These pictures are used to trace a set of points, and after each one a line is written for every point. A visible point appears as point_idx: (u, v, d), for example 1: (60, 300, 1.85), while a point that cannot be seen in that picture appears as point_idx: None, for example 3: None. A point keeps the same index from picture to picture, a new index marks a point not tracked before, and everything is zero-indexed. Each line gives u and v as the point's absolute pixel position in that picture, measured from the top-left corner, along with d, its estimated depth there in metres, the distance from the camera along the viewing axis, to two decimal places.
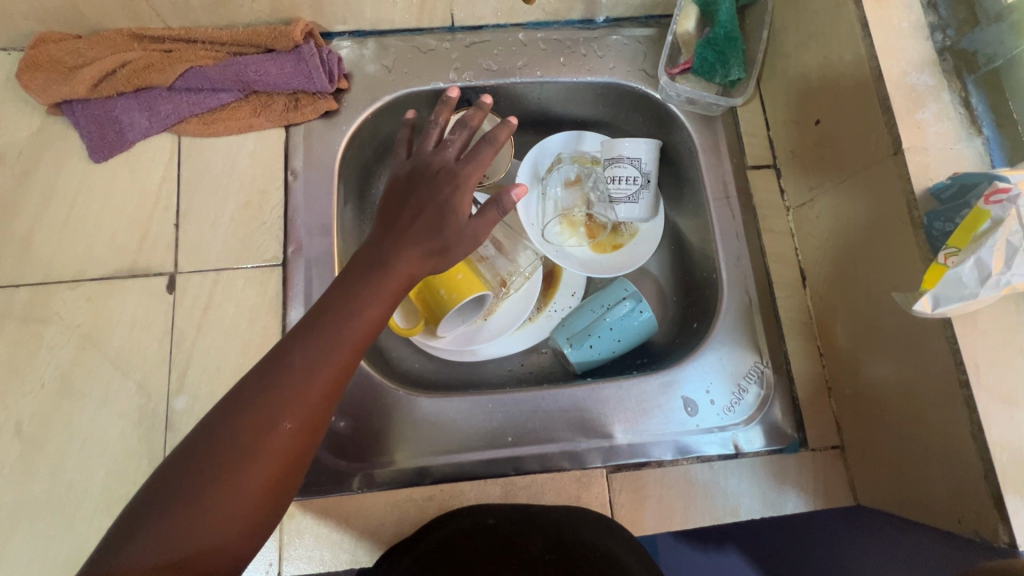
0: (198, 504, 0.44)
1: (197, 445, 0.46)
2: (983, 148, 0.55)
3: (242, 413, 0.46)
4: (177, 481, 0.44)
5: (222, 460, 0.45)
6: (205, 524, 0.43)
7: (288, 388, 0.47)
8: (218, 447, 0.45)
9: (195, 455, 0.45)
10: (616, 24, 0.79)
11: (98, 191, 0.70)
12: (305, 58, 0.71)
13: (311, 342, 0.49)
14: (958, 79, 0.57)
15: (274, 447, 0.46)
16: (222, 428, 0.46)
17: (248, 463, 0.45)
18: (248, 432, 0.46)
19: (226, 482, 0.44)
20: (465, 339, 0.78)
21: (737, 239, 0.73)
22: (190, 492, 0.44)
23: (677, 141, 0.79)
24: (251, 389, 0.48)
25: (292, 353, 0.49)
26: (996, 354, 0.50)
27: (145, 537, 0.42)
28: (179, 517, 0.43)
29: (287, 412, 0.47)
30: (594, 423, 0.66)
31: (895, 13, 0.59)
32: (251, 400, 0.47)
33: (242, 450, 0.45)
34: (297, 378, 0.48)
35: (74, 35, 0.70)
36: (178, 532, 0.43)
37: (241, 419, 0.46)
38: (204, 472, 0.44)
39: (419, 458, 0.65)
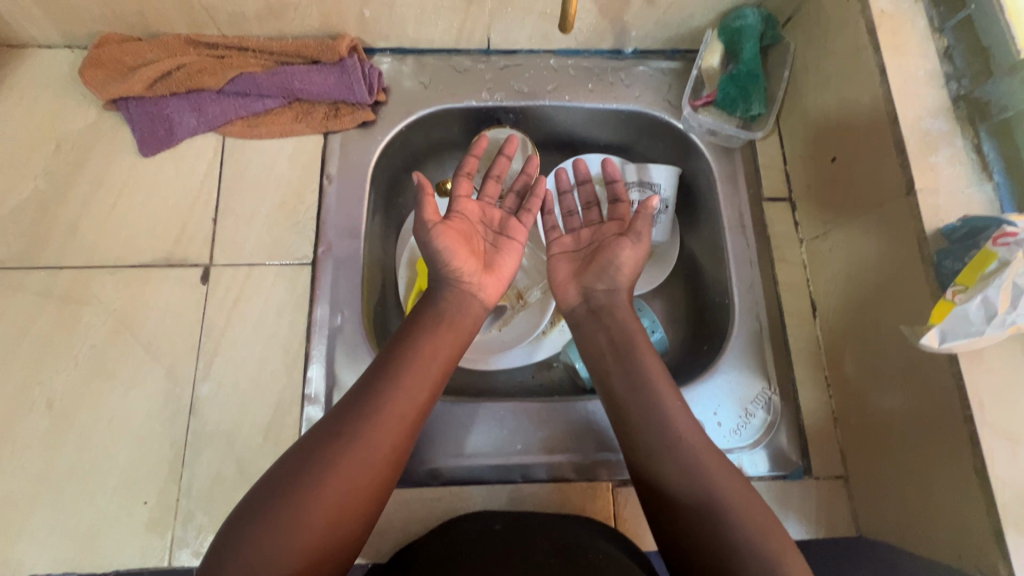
0: (288, 522, 0.47)
1: (287, 467, 0.51)
2: (993, 194, 0.58)
3: (330, 436, 0.52)
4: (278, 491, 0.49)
5: (310, 482, 0.49)
6: (298, 527, 0.47)
7: (372, 414, 0.54)
8: (306, 469, 0.50)
9: (285, 477, 0.50)
10: (643, 56, 0.82)
11: (144, 184, 0.73)
12: (347, 70, 0.75)
13: (393, 376, 0.56)
14: (971, 126, 0.60)
15: (358, 471, 0.51)
16: (310, 452, 0.51)
17: (333, 485, 0.50)
18: (334, 455, 0.51)
19: (314, 500, 0.49)
20: (479, 348, 0.81)
21: (751, 266, 0.75)
22: (278, 510, 0.48)
23: (696, 169, 0.82)
24: (340, 417, 0.54)
25: (374, 387, 0.56)
26: (1002, 392, 0.51)
27: (249, 538, 0.46)
28: (278, 520, 0.47)
29: (377, 431, 0.53)
30: (604, 438, 0.68)
31: (913, 61, 0.62)
32: (338, 426, 0.53)
33: (337, 461, 0.51)
34: (380, 407, 0.54)
35: (136, 37, 0.75)
36: (269, 545, 0.46)
37: (328, 441, 0.52)
38: (293, 490, 0.49)
39: (431, 460, 0.66)
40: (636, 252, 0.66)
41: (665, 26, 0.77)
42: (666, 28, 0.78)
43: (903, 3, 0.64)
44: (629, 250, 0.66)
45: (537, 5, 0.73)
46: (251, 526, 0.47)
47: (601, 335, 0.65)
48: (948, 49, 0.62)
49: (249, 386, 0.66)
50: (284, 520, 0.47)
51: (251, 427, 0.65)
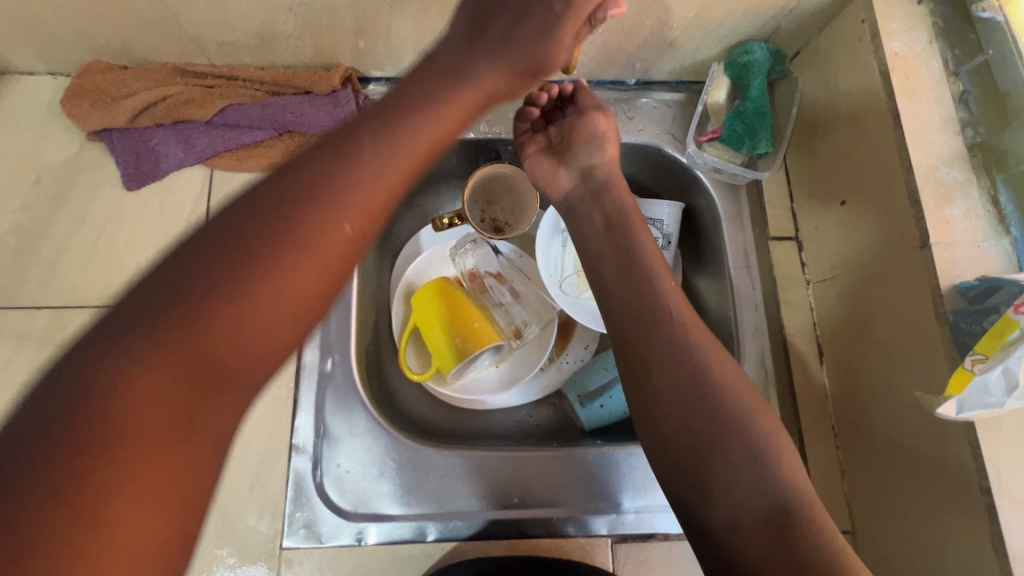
0: (216, 327, 0.35)
1: (249, 205, 0.38)
2: (1010, 249, 0.55)
3: (298, 194, 0.39)
4: (193, 276, 0.35)
5: (263, 245, 0.37)
6: (231, 324, 0.35)
7: (344, 172, 0.40)
8: (266, 218, 0.38)
9: (232, 224, 0.37)
10: (646, 87, 0.80)
11: (128, 219, 0.71)
12: (341, 103, 0.72)
13: (374, 139, 0.43)
14: (987, 176, 0.58)
15: (299, 303, 0.38)
16: (270, 201, 0.38)
17: (285, 266, 0.37)
18: (294, 213, 0.38)
19: (271, 264, 0.37)
20: (475, 386, 0.78)
21: (756, 309, 0.73)
22: (205, 300, 0.35)
23: (699, 205, 0.79)
24: (277, 186, 0.39)
25: (353, 138, 0.43)
26: (1018, 463, 0.49)
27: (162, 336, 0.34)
28: (208, 313, 0.35)
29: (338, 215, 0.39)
30: (603, 491, 0.65)
31: (927, 107, 0.59)
32: (284, 213, 0.38)
33: (289, 230, 0.38)
34: (353, 166, 0.41)
35: (121, 66, 0.71)
36: (204, 337, 0.34)
37: (285, 201, 0.38)
38: (228, 272, 0.36)
39: (422, 514, 0.63)
40: (610, 118, 0.71)
41: (670, 59, 0.75)
42: (671, 61, 0.75)
43: (917, 46, 0.61)
44: (605, 119, 0.70)
45: None
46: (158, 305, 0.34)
47: (597, 211, 0.66)
48: (964, 94, 0.60)
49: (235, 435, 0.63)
50: (213, 328, 0.35)
51: (237, 478, 0.63)
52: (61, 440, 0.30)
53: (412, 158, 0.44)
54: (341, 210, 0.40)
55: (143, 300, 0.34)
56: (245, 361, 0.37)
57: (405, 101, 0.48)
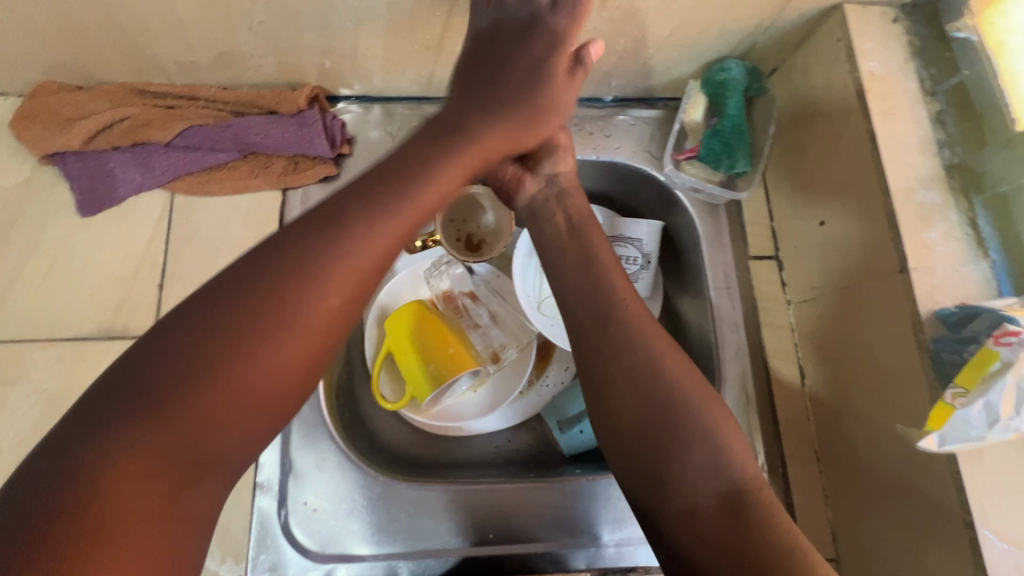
0: (199, 421, 0.39)
1: (212, 309, 0.41)
2: (990, 272, 0.54)
3: (269, 298, 0.42)
4: (185, 349, 0.40)
5: (236, 351, 0.40)
6: (227, 397, 0.40)
7: (315, 267, 0.43)
8: (236, 323, 0.41)
9: (201, 322, 0.41)
10: (624, 104, 0.78)
11: (83, 246, 0.68)
12: (307, 123, 0.70)
13: (340, 222, 0.46)
14: (966, 199, 0.57)
15: (270, 387, 0.41)
16: (236, 305, 0.41)
17: (257, 365, 0.41)
18: (265, 311, 0.42)
19: (243, 359, 0.40)
20: (451, 413, 0.75)
21: (737, 331, 0.71)
22: (203, 372, 0.39)
23: (679, 223, 0.78)
24: (294, 252, 0.44)
25: (343, 209, 0.47)
26: (1001, 495, 0.48)
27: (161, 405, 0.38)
28: (202, 382, 0.39)
29: (317, 282, 0.43)
30: (581, 523, 0.63)
31: (905, 127, 0.58)
32: (255, 310, 0.41)
33: (266, 305, 0.42)
34: (324, 262, 0.44)
35: (75, 86, 0.68)
36: (206, 406, 0.39)
37: (271, 289, 0.42)
38: (203, 360, 0.39)
39: (393, 551, 0.61)
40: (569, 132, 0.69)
41: (647, 76, 0.73)
42: (648, 78, 0.74)
43: (893, 65, 0.61)
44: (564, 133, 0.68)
45: None
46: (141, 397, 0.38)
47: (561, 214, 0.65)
48: (940, 114, 0.60)
49: None
50: (193, 409, 0.39)
51: None
52: (63, 505, 0.35)
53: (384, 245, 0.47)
54: (327, 278, 0.44)
55: (135, 396, 0.38)
56: (222, 435, 0.40)
57: (398, 165, 0.51)
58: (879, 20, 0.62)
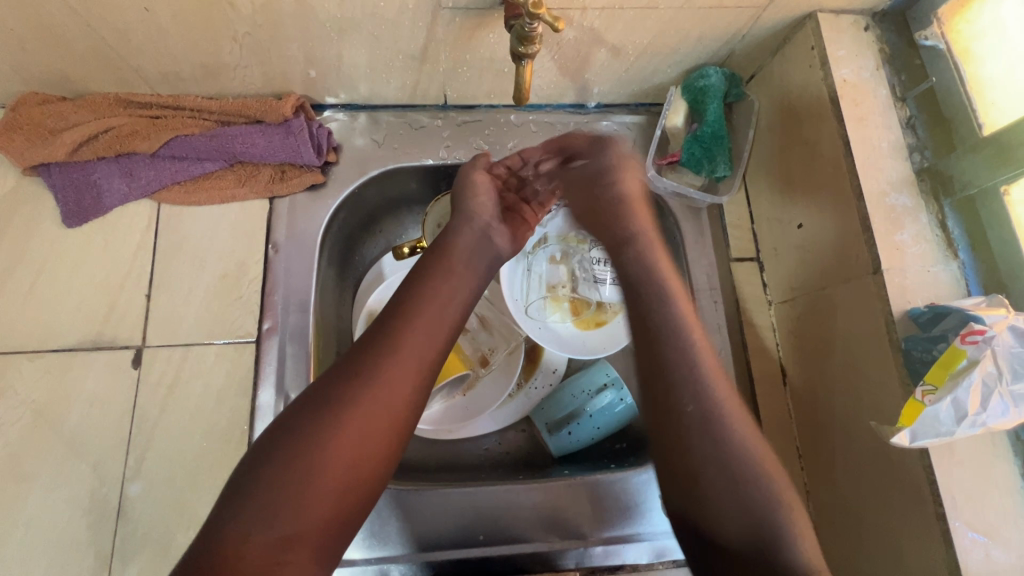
0: (296, 500, 0.44)
1: (310, 399, 0.48)
2: (959, 273, 0.56)
3: (347, 382, 0.48)
4: (283, 440, 0.46)
5: (326, 433, 0.46)
6: (312, 483, 0.44)
7: (389, 354, 0.50)
8: (325, 408, 0.47)
9: (299, 411, 0.47)
10: (606, 110, 0.79)
11: (68, 258, 0.67)
12: (293, 132, 0.70)
13: (412, 317, 0.53)
14: (935, 201, 0.59)
15: (355, 467, 0.46)
16: (326, 396, 0.48)
17: (342, 445, 0.46)
18: (348, 400, 0.47)
19: (328, 441, 0.45)
20: (441, 417, 0.76)
21: (720, 332, 0.72)
22: (295, 457, 0.45)
23: (662, 226, 0.79)
24: (360, 353, 0.51)
25: (405, 313, 0.54)
26: (970, 487, 0.50)
27: (262, 490, 0.44)
28: (293, 467, 0.44)
29: (384, 375, 0.49)
30: (570, 523, 0.64)
31: (877, 133, 0.60)
32: (343, 398, 0.47)
33: (343, 399, 0.47)
34: (397, 350, 0.51)
35: (58, 97, 0.68)
36: (296, 489, 0.44)
37: (349, 386, 0.48)
38: (298, 443, 0.45)
39: (385, 555, 0.62)
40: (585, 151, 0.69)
41: (628, 83, 0.74)
42: (629, 85, 0.75)
43: (865, 72, 0.62)
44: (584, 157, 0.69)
45: (494, 64, 0.69)
46: (257, 483, 0.44)
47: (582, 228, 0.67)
48: (911, 118, 0.61)
49: (185, 483, 0.61)
50: (287, 497, 0.44)
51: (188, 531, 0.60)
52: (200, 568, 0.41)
53: (438, 332, 0.54)
54: (389, 370, 0.49)
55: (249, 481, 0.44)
56: (311, 520, 0.44)
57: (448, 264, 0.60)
58: (850, 28, 0.64)
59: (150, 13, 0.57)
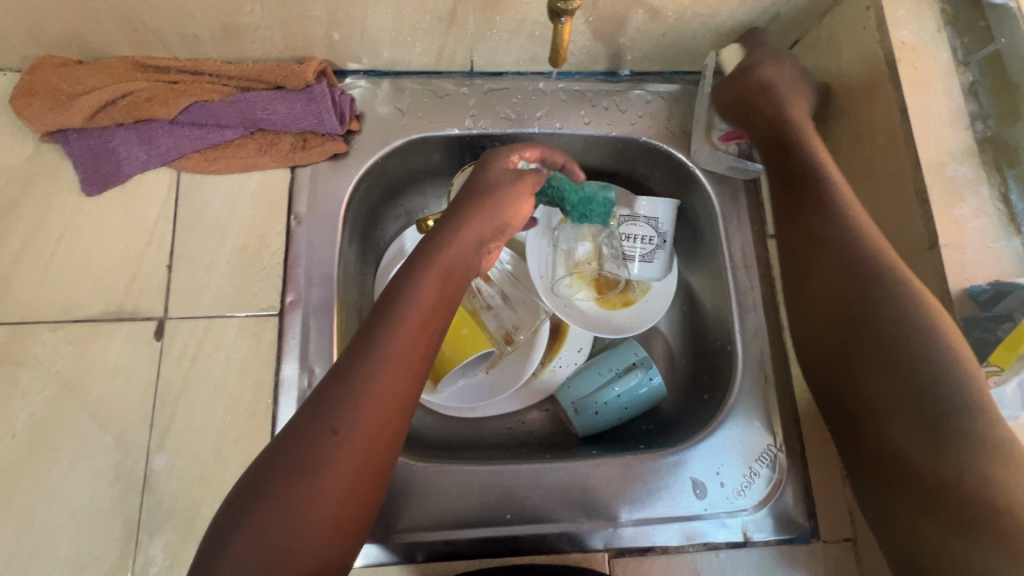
0: (281, 557, 0.41)
1: (283, 453, 0.44)
2: (1021, 249, 0.53)
3: (321, 432, 0.44)
4: (255, 499, 0.42)
5: (304, 488, 0.42)
6: (292, 543, 0.41)
7: (366, 394, 0.45)
8: (299, 465, 0.43)
9: (271, 466, 0.44)
10: (639, 79, 0.76)
11: (88, 227, 0.66)
12: (316, 98, 0.67)
13: (382, 344, 0.48)
14: (998, 173, 0.55)
15: (340, 517, 0.43)
16: (298, 449, 0.44)
17: (323, 497, 0.43)
18: (326, 452, 0.43)
19: (307, 499, 0.42)
20: (464, 394, 0.75)
21: (755, 311, 0.70)
22: (265, 518, 0.41)
23: (696, 202, 0.76)
24: (328, 395, 0.46)
25: (367, 339, 0.48)
26: None
27: (238, 555, 0.41)
28: (268, 529, 0.41)
29: (353, 417, 0.45)
30: (598, 504, 0.63)
31: (936, 100, 0.56)
32: (319, 450, 0.43)
33: (312, 452, 0.43)
34: (371, 387, 0.46)
35: (76, 60, 0.66)
36: (275, 547, 0.41)
37: (316, 436, 0.44)
38: (275, 503, 0.42)
39: (410, 534, 0.61)
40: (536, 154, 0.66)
41: (664, 48, 0.71)
42: (666, 50, 0.71)
43: (925, 34, 0.58)
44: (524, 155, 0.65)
45: (525, 27, 0.65)
46: (232, 547, 0.41)
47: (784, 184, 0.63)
48: (973, 85, 0.58)
49: (210, 456, 0.60)
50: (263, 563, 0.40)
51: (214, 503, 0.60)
52: None
53: (416, 362, 0.49)
54: (360, 411, 0.45)
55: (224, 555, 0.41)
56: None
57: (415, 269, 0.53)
58: None
59: None
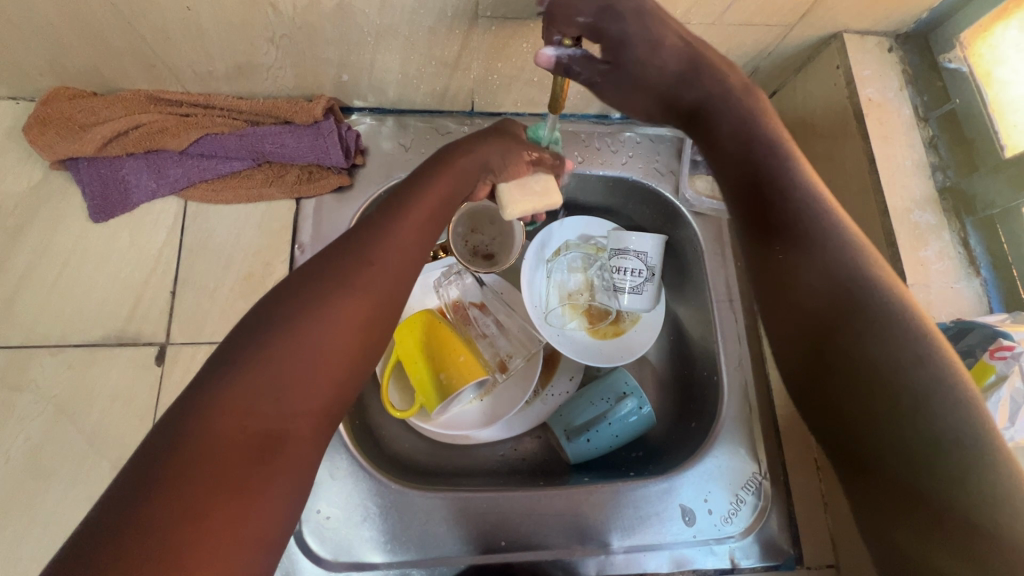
0: (298, 371, 0.39)
1: (307, 278, 0.44)
2: (980, 290, 0.58)
3: (353, 263, 0.44)
4: (276, 314, 0.41)
5: (325, 308, 0.42)
6: (311, 356, 0.40)
7: (389, 236, 0.47)
8: (323, 284, 0.43)
9: (296, 289, 0.43)
10: (630, 122, 0.80)
11: (93, 253, 0.67)
12: (323, 134, 0.70)
13: (403, 207, 0.50)
14: (958, 219, 0.60)
15: (352, 345, 0.42)
16: (324, 271, 0.44)
17: (344, 318, 0.42)
18: (351, 276, 0.44)
19: (331, 316, 0.41)
20: (459, 422, 0.76)
21: (740, 343, 0.74)
22: (282, 334, 0.40)
23: (683, 238, 0.79)
24: (352, 241, 0.47)
25: (396, 205, 0.50)
26: None
27: (250, 363, 0.38)
28: (286, 344, 0.39)
29: (377, 256, 0.46)
30: (592, 531, 0.65)
31: (900, 152, 0.62)
32: (325, 294, 0.42)
33: (338, 276, 0.44)
34: (396, 232, 0.48)
35: (88, 91, 0.67)
36: (291, 361, 0.39)
37: (340, 266, 0.44)
38: (296, 314, 0.41)
39: (407, 560, 0.62)
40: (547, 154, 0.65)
41: None
42: None
43: (889, 92, 0.64)
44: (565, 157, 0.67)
45: (524, 74, 0.70)
46: (247, 354, 0.39)
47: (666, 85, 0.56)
48: (932, 139, 0.63)
49: None
50: (279, 370, 0.39)
51: None
52: (204, 437, 0.35)
53: (424, 232, 0.50)
54: (381, 251, 0.46)
55: (242, 363, 0.38)
56: (308, 396, 0.39)
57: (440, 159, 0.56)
58: (875, 49, 0.66)
59: (192, 12, 0.57)
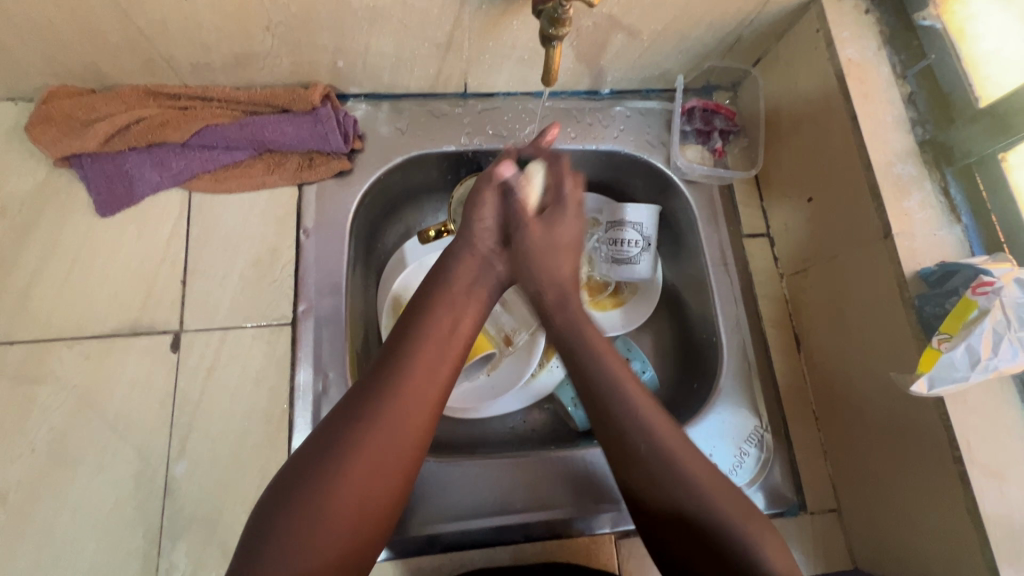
0: (324, 523, 0.46)
1: (339, 418, 0.50)
2: (962, 235, 0.60)
3: (380, 401, 0.50)
4: (312, 462, 0.48)
5: (354, 446, 0.48)
6: (339, 503, 0.46)
7: (412, 368, 0.53)
8: (352, 422, 0.49)
9: (330, 433, 0.49)
10: (619, 96, 0.82)
11: (102, 247, 0.69)
12: (321, 120, 0.71)
13: (423, 331, 0.55)
14: (937, 170, 0.63)
15: (375, 482, 0.48)
16: (354, 411, 0.50)
17: (372, 453, 0.48)
18: (375, 415, 0.50)
19: (353, 472, 0.47)
20: (469, 396, 0.79)
21: (736, 304, 0.75)
22: (313, 485, 0.46)
23: (677, 207, 0.81)
24: (378, 372, 0.53)
25: (417, 330, 0.56)
26: (982, 430, 0.54)
27: (288, 520, 0.45)
28: (315, 494, 0.46)
29: (404, 390, 0.51)
30: (604, 489, 0.67)
31: (880, 109, 0.64)
32: (349, 452, 0.48)
33: (366, 415, 0.50)
34: (417, 361, 0.53)
35: (88, 89, 0.69)
36: (321, 516, 0.46)
37: (370, 402, 0.50)
38: (326, 461, 0.48)
39: (428, 525, 0.64)
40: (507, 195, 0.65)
41: (642, 68, 0.77)
42: (642, 72, 0.78)
43: (867, 52, 0.67)
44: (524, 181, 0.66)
45: (515, 52, 0.71)
46: (274, 523, 0.45)
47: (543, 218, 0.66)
48: (911, 95, 0.66)
49: (230, 460, 0.62)
50: (310, 521, 0.45)
51: (235, 506, 0.61)
52: None
53: (442, 359, 0.55)
54: (403, 384, 0.52)
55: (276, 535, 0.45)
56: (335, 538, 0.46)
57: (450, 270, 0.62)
58: (852, 12, 0.68)
59: (190, 4, 0.58)
